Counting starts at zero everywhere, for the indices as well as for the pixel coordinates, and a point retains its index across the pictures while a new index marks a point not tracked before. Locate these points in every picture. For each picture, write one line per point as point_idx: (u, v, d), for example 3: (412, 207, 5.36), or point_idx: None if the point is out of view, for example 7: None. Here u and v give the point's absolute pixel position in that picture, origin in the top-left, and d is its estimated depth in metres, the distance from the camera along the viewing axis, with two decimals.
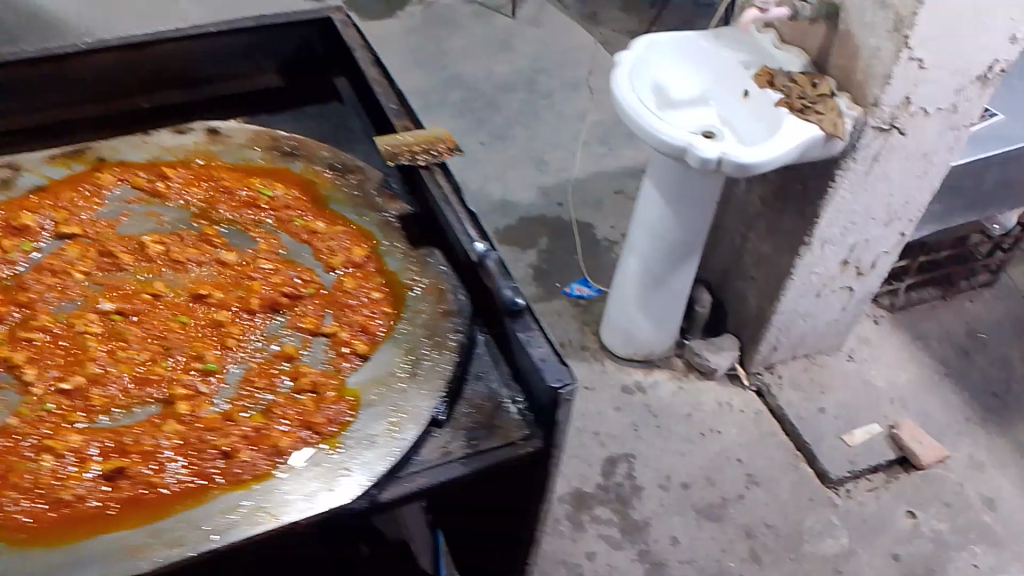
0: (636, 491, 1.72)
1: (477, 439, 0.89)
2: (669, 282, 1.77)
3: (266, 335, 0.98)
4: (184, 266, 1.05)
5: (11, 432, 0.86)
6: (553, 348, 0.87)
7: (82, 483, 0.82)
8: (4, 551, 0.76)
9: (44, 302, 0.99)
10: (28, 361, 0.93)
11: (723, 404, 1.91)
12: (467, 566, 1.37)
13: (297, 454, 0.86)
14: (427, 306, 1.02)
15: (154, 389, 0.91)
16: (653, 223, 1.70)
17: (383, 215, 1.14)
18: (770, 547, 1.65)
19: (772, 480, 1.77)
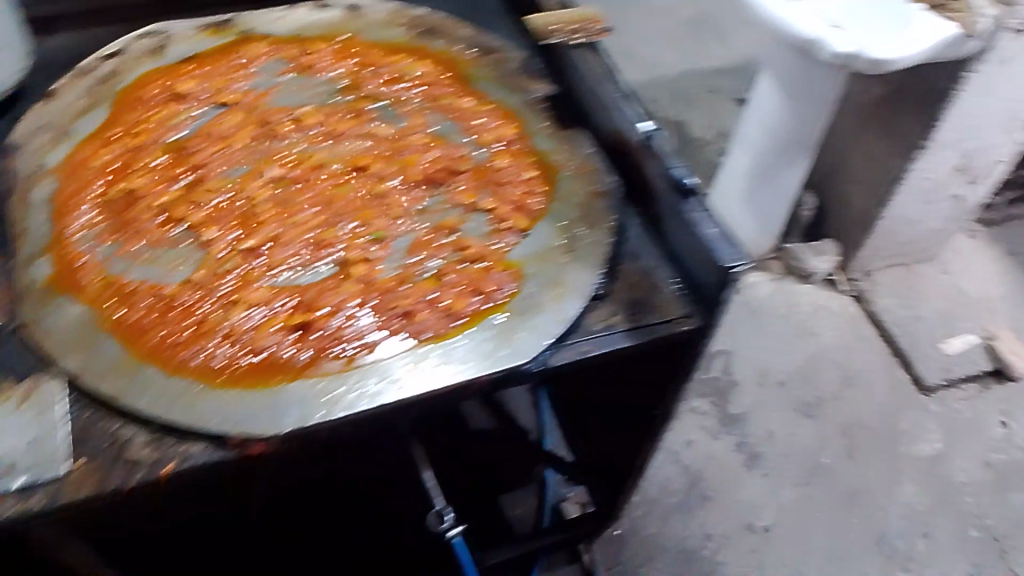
0: (733, 386, 1.76)
1: (638, 313, 0.92)
2: (777, 181, 1.75)
3: (427, 206, 1.00)
4: (342, 137, 1.07)
5: (198, 284, 0.90)
6: (724, 231, 0.90)
7: (271, 335, 0.86)
8: (208, 390, 0.81)
9: (213, 166, 1.02)
10: (205, 220, 0.96)
11: (820, 306, 1.91)
12: (578, 439, 1.45)
13: (471, 317, 0.90)
14: (580, 186, 1.03)
15: (328, 253, 0.94)
16: (769, 119, 1.67)
17: (528, 95, 1.13)
18: (866, 444, 1.69)
19: (868, 381, 1.79)
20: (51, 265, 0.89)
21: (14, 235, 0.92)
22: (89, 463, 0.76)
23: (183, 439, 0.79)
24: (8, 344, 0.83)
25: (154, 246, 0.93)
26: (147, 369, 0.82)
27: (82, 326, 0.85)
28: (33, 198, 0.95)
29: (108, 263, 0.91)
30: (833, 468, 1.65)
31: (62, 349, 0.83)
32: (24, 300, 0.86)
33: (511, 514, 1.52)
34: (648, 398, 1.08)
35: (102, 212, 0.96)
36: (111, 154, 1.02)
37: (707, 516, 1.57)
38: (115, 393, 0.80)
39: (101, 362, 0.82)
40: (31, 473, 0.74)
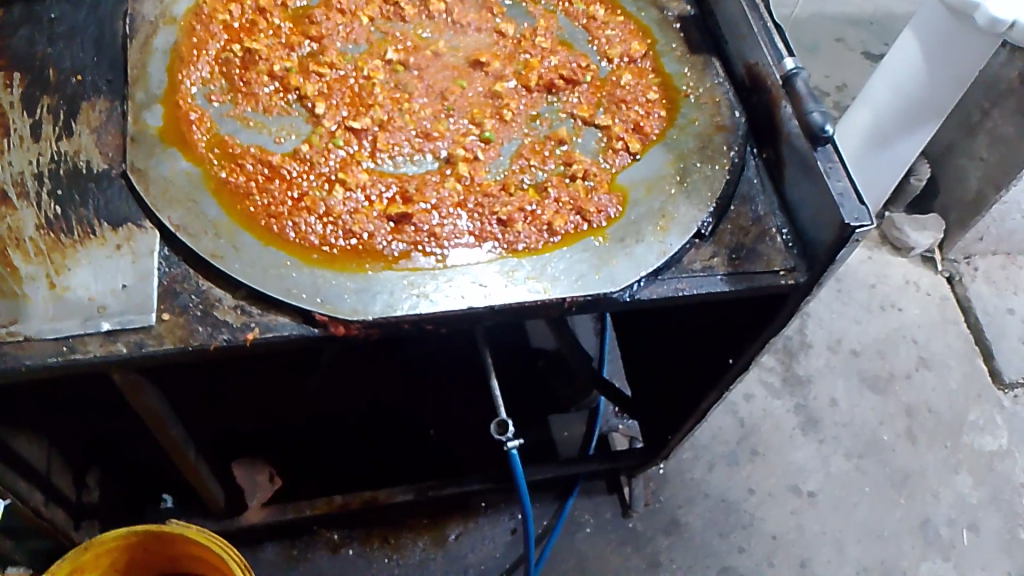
0: (804, 348, 1.71)
1: (740, 259, 0.89)
2: (894, 146, 1.64)
3: (541, 115, 0.97)
4: (465, 29, 1.03)
5: (303, 157, 0.89)
6: (853, 185, 0.84)
7: (369, 221, 0.85)
8: (301, 266, 0.81)
9: (332, 40, 0.99)
10: (317, 94, 0.94)
11: (910, 282, 1.82)
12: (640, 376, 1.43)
13: (569, 235, 0.87)
14: (702, 115, 0.98)
15: (435, 146, 0.92)
16: (901, 78, 1.55)
17: (664, 12, 1.08)
18: (928, 429, 1.64)
19: (943, 366, 1.72)
20: (163, 115, 0.89)
21: (133, 77, 0.91)
22: (175, 318, 0.78)
23: (268, 310, 0.79)
24: (114, 188, 0.84)
25: (265, 112, 0.92)
26: (243, 234, 0.82)
27: (186, 180, 0.85)
28: (155, 45, 0.94)
29: (219, 122, 0.90)
30: (890, 447, 1.61)
31: (164, 200, 0.83)
32: (134, 144, 0.86)
33: (558, 435, 1.52)
34: (729, 344, 1.06)
35: (217, 69, 0.94)
36: (234, 12, 1.00)
37: (753, 471, 1.56)
38: (209, 253, 0.80)
39: (199, 220, 0.82)
40: (120, 319, 0.76)
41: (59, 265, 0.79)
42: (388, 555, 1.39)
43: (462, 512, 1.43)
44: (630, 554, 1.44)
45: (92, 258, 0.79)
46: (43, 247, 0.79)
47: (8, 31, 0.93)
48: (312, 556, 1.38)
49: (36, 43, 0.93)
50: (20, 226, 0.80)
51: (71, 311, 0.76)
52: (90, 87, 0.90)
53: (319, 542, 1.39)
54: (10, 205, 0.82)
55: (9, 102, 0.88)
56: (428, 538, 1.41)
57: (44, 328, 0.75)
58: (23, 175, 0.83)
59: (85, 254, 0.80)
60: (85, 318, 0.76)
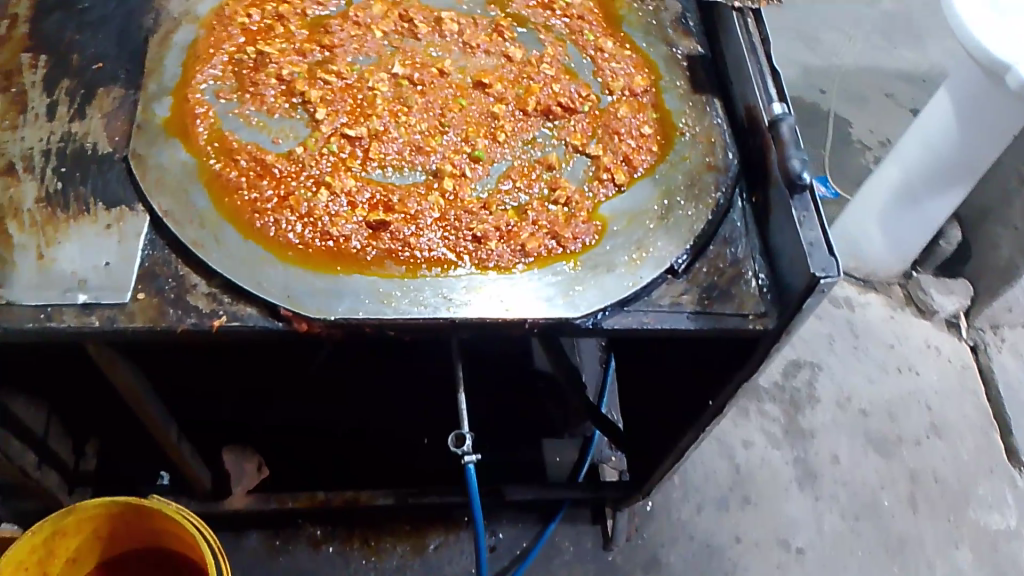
0: (812, 401, 1.68)
1: (711, 299, 0.89)
2: (923, 205, 1.62)
3: (535, 139, 0.98)
4: (473, 50, 1.05)
5: (296, 158, 0.92)
6: (826, 236, 0.83)
7: (347, 225, 0.88)
8: (277, 262, 0.84)
9: (343, 51, 1.03)
10: (320, 100, 0.97)
11: (931, 346, 1.78)
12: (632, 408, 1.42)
13: (541, 258, 0.89)
14: (694, 154, 0.99)
15: (424, 160, 0.94)
16: (932, 137, 1.53)
17: (672, 49, 1.08)
18: (932, 498, 1.59)
19: (956, 436, 1.67)
20: (171, 107, 0.93)
21: (148, 69, 0.96)
22: (149, 298, 0.81)
23: (237, 300, 0.82)
24: (113, 171, 0.89)
25: (267, 113, 0.95)
26: (226, 226, 0.86)
27: (182, 170, 0.89)
28: (174, 40, 0.99)
29: (222, 118, 0.94)
30: (889, 512, 1.57)
31: (158, 187, 0.87)
32: (139, 132, 0.91)
33: (550, 459, 1.53)
34: (708, 386, 1.05)
35: (229, 69, 0.99)
36: (254, 17, 1.04)
37: (741, 519, 1.53)
38: (191, 242, 0.84)
39: (187, 209, 0.86)
40: (96, 294, 0.80)
41: (50, 238, 0.84)
42: (366, 557, 1.40)
43: (444, 524, 1.44)
44: None
45: (81, 235, 0.84)
46: (39, 220, 0.84)
47: (41, 15, 0.99)
48: (293, 549, 1.40)
49: (64, 29, 0.99)
50: (21, 198, 0.86)
51: (53, 282, 0.81)
52: (107, 74, 0.96)
53: (301, 536, 1.41)
54: (15, 177, 0.87)
55: (31, 81, 0.94)
56: (408, 544, 1.42)
57: (26, 295, 0.80)
58: (31, 151, 0.89)
59: (76, 230, 0.84)
60: (64, 290, 0.80)
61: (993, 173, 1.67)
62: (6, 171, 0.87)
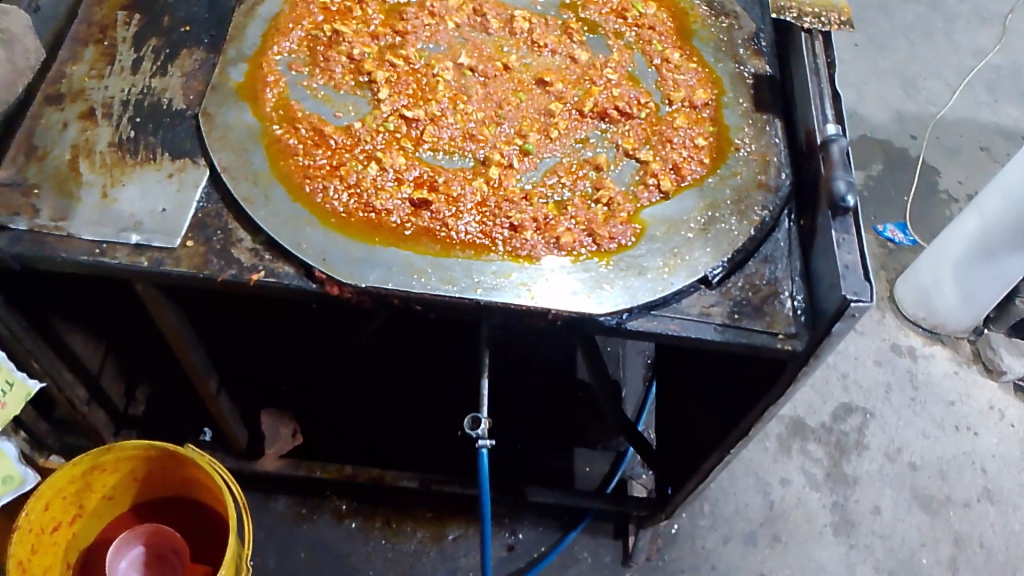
0: (859, 448, 1.63)
1: (741, 314, 0.88)
2: (1000, 261, 1.56)
3: (587, 140, 0.99)
4: (541, 48, 1.07)
5: (353, 132, 0.95)
6: (863, 261, 0.81)
7: (391, 200, 0.91)
8: (319, 226, 0.88)
9: (415, 37, 1.06)
10: (385, 81, 1.01)
11: (995, 408, 1.69)
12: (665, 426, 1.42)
13: (574, 253, 0.89)
14: (746, 170, 0.98)
15: (475, 147, 0.97)
16: (1016, 193, 1.47)
17: (740, 67, 1.08)
18: (974, 565, 1.51)
19: (1010, 505, 1.58)
20: (246, 73, 0.99)
21: (231, 34, 1.02)
22: (197, 246, 0.86)
23: (277, 258, 0.86)
24: (183, 125, 0.94)
25: (333, 88, 1.00)
26: (277, 187, 0.90)
27: (245, 131, 0.94)
28: (259, 11, 1.05)
29: (291, 89, 0.99)
30: (927, 572, 1.50)
31: (220, 143, 0.92)
32: (212, 91, 0.97)
33: (579, 469, 1.51)
34: (737, 408, 1.04)
35: (305, 43, 1.03)
36: None
37: (768, 557, 1.49)
38: (242, 197, 0.89)
39: (244, 166, 0.91)
40: (149, 236, 0.85)
41: (115, 179, 0.89)
42: (386, 537, 1.43)
43: (465, 516, 1.45)
44: None
45: (144, 180, 0.89)
46: (108, 161, 0.90)
47: None
48: (317, 519, 1.44)
49: None
50: (94, 140, 0.91)
51: (112, 220, 0.86)
52: (193, 37, 1.02)
53: (327, 508, 1.45)
54: (93, 121, 0.93)
55: (122, 36, 1.00)
56: (428, 531, 1.44)
57: (85, 229, 0.85)
58: (112, 99, 0.95)
59: (140, 175, 0.90)
60: (121, 228, 0.85)
61: None
62: (85, 115, 0.93)
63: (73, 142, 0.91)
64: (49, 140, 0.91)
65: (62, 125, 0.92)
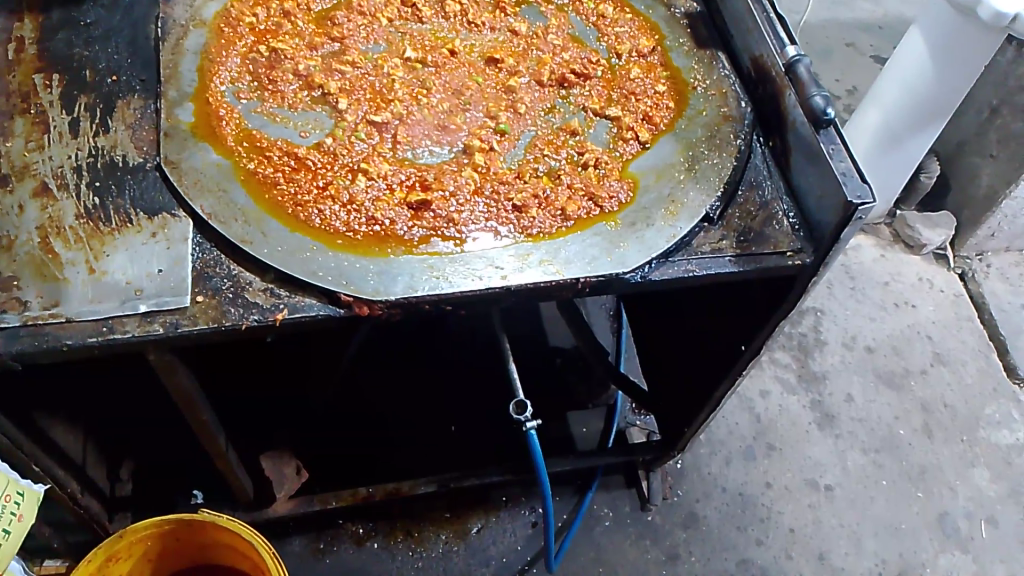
0: (819, 345, 1.72)
1: (749, 242, 0.91)
2: (906, 146, 1.59)
3: (555, 108, 1.01)
4: (480, 28, 1.08)
5: (326, 149, 0.93)
6: (856, 165, 0.87)
7: (390, 209, 0.89)
8: (325, 250, 0.85)
9: (354, 40, 1.05)
10: (340, 91, 0.99)
11: (924, 279, 1.84)
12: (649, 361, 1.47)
13: (581, 220, 0.91)
14: (710, 106, 1.02)
15: (453, 138, 0.96)
16: (910, 78, 1.51)
17: (671, 10, 1.12)
18: (944, 425, 1.64)
19: (959, 362, 1.73)
20: (194, 111, 0.94)
21: (166, 75, 0.96)
22: (208, 299, 0.81)
23: (294, 292, 0.82)
24: (149, 179, 0.89)
25: (290, 108, 0.96)
26: (271, 220, 0.86)
27: (217, 171, 0.89)
28: (186, 46, 1.00)
29: (247, 118, 0.95)
30: (907, 441, 1.61)
31: (196, 189, 0.88)
32: (167, 138, 0.91)
33: (577, 431, 1.51)
34: (742, 333, 1.08)
35: (244, 69, 0.99)
36: (261, 16, 1.05)
37: (769, 466, 1.55)
38: (239, 239, 0.85)
39: (230, 207, 0.87)
40: (156, 301, 0.80)
41: (98, 251, 0.83)
42: (412, 548, 1.38)
43: (483, 506, 1.43)
44: (649, 547, 1.43)
45: (129, 245, 0.84)
46: (83, 234, 0.84)
47: (47, 35, 0.99)
48: (338, 549, 1.37)
49: (73, 45, 0.98)
50: (60, 216, 0.85)
51: (110, 293, 0.80)
52: (124, 86, 0.95)
53: (344, 536, 1.38)
54: (51, 196, 0.86)
55: (49, 101, 0.93)
56: (450, 531, 1.40)
57: (84, 310, 0.79)
58: (63, 168, 0.88)
59: (122, 241, 0.84)
60: (123, 300, 0.80)
61: (967, 105, 1.72)
62: (40, 191, 0.86)
63: (38, 223, 0.84)
64: (10, 227, 0.84)
65: (19, 208, 0.85)
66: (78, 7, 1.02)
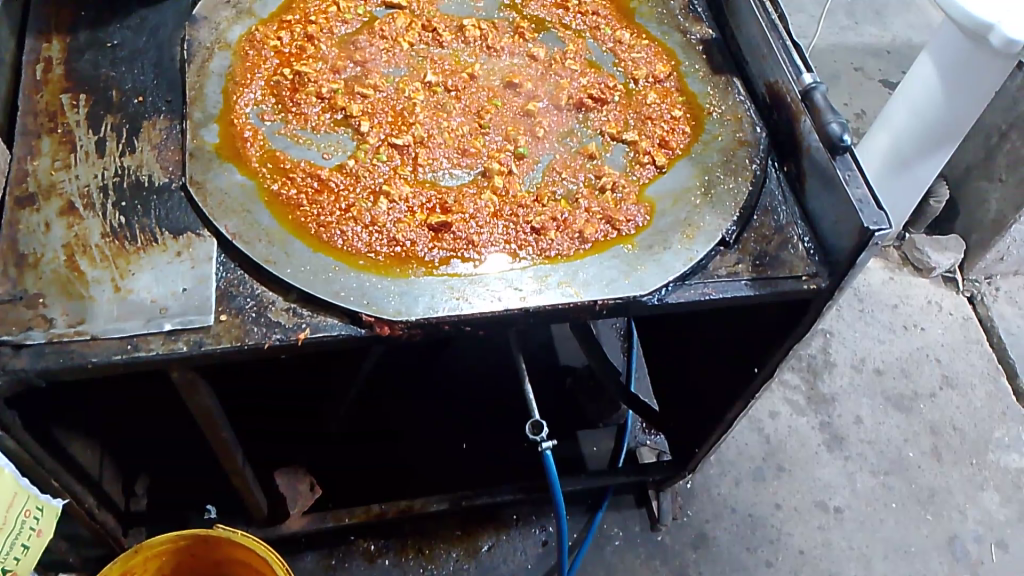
0: (828, 366, 1.73)
1: (764, 265, 0.91)
2: (915, 171, 1.60)
3: (573, 132, 1.03)
4: (499, 53, 1.11)
5: (348, 171, 0.95)
6: (872, 192, 0.88)
7: (411, 230, 0.90)
8: (346, 271, 0.86)
9: (375, 64, 1.07)
10: (362, 114, 1.01)
11: (932, 302, 1.85)
12: (663, 379, 1.47)
13: (599, 242, 0.92)
14: (725, 131, 1.03)
15: (473, 161, 0.99)
16: (920, 103, 1.52)
17: (687, 36, 1.14)
18: (954, 447, 1.64)
19: (967, 385, 1.73)
20: (219, 133, 0.96)
21: (191, 97, 0.98)
22: (231, 318, 0.82)
23: (317, 311, 0.83)
24: (174, 199, 0.90)
25: (313, 130, 0.99)
26: (294, 241, 0.88)
27: (241, 191, 0.91)
28: (211, 68, 1.02)
29: (271, 139, 0.97)
30: (917, 464, 1.61)
31: (220, 209, 0.89)
32: (193, 159, 0.93)
33: (587, 450, 1.52)
34: (755, 355, 1.08)
35: (268, 92, 1.02)
36: (284, 39, 1.08)
37: (778, 487, 1.55)
38: (263, 258, 0.86)
39: (254, 227, 0.88)
40: (181, 319, 0.81)
41: (123, 270, 0.84)
42: (423, 565, 1.38)
43: (493, 524, 1.43)
44: (659, 567, 1.43)
45: (154, 264, 0.85)
46: (109, 253, 0.85)
47: (74, 56, 1.01)
48: (349, 566, 1.37)
49: (99, 66, 1.00)
50: (86, 234, 0.86)
51: (135, 311, 0.81)
52: (150, 107, 0.97)
53: (356, 552, 1.38)
54: (77, 215, 0.88)
55: (75, 120, 0.95)
56: (461, 548, 1.40)
57: (110, 327, 0.80)
58: (89, 187, 0.90)
59: (148, 260, 0.85)
60: (148, 318, 0.81)
61: (975, 130, 1.74)
62: (67, 210, 0.88)
63: (64, 241, 0.86)
64: (37, 244, 0.85)
65: (45, 226, 0.86)
66: (105, 28, 1.04)
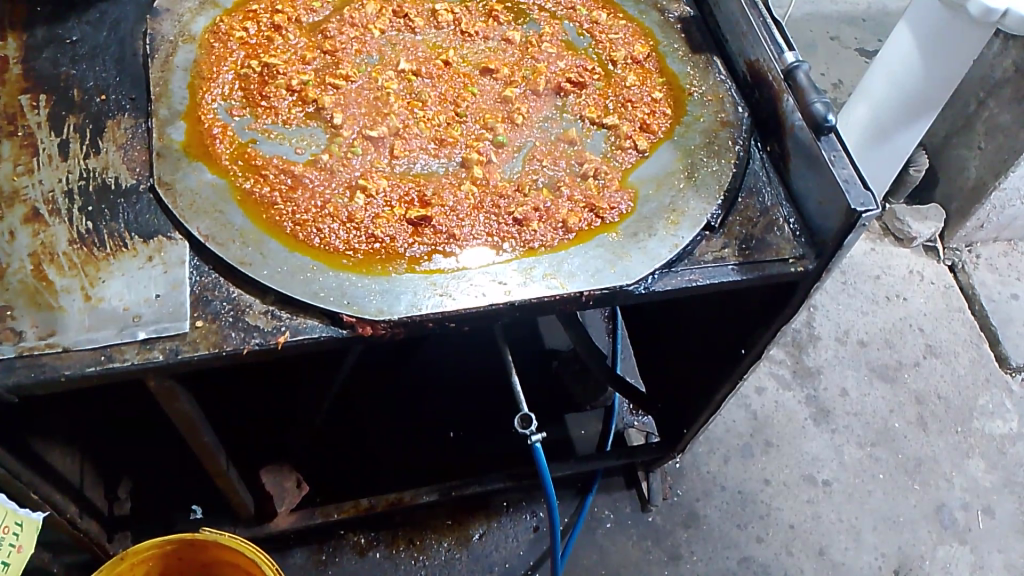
0: (813, 340, 1.73)
1: (750, 249, 0.90)
2: (895, 141, 1.58)
3: (552, 117, 1.02)
4: (473, 37, 1.09)
5: (321, 164, 0.93)
6: (858, 173, 0.86)
7: (390, 226, 0.88)
8: (325, 270, 0.84)
9: (347, 53, 1.05)
10: (334, 105, 0.99)
11: (914, 272, 1.85)
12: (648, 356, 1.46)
13: (583, 232, 0.90)
14: (708, 112, 1.02)
15: (450, 151, 0.97)
16: (898, 73, 1.49)
17: (665, 15, 1.13)
18: (939, 416, 1.64)
19: (950, 353, 1.74)
20: (186, 130, 0.93)
21: (156, 94, 0.95)
22: (207, 324, 0.79)
23: (296, 313, 0.81)
24: (142, 202, 0.87)
25: (284, 124, 0.96)
26: (269, 241, 0.85)
27: (212, 191, 0.88)
28: (175, 62, 0.99)
29: (241, 134, 0.94)
30: (902, 434, 1.61)
31: (191, 211, 0.86)
32: (160, 159, 0.90)
33: (575, 433, 1.51)
34: (743, 335, 1.06)
35: (236, 85, 0.99)
36: (250, 29, 1.05)
37: (766, 463, 1.55)
38: (238, 260, 0.83)
39: (227, 228, 0.86)
40: (155, 327, 0.78)
41: (93, 277, 0.81)
42: (414, 556, 1.37)
43: (484, 512, 1.42)
44: (650, 547, 1.43)
45: (125, 270, 0.82)
46: (77, 260, 0.82)
47: (32, 54, 0.97)
48: (340, 560, 1.36)
49: (59, 64, 0.96)
50: (53, 242, 0.83)
51: (107, 320, 0.78)
52: (114, 105, 0.94)
53: (346, 546, 1.37)
54: (43, 222, 0.84)
55: (36, 122, 0.91)
56: (452, 538, 1.39)
57: (81, 339, 0.76)
58: (53, 193, 0.86)
59: (118, 266, 0.82)
60: (120, 327, 0.77)
61: (954, 98, 1.73)
62: (31, 217, 0.85)
63: (31, 250, 0.82)
64: (2, 255, 0.82)
65: (9, 234, 0.83)
66: (62, 24, 1.00)
